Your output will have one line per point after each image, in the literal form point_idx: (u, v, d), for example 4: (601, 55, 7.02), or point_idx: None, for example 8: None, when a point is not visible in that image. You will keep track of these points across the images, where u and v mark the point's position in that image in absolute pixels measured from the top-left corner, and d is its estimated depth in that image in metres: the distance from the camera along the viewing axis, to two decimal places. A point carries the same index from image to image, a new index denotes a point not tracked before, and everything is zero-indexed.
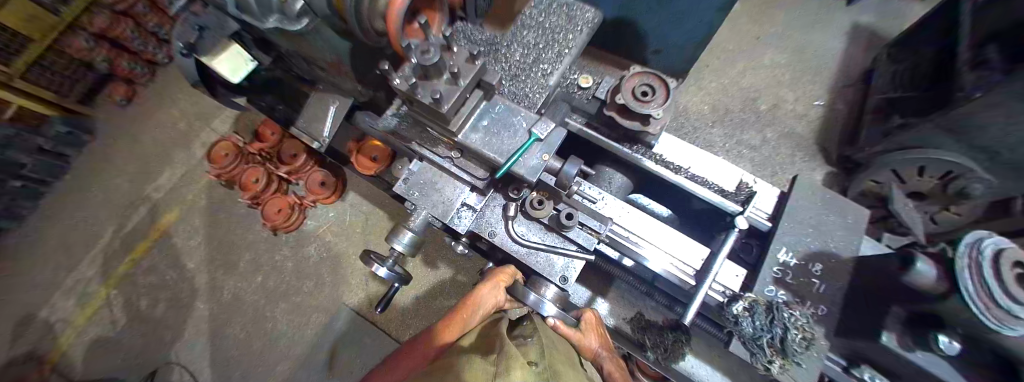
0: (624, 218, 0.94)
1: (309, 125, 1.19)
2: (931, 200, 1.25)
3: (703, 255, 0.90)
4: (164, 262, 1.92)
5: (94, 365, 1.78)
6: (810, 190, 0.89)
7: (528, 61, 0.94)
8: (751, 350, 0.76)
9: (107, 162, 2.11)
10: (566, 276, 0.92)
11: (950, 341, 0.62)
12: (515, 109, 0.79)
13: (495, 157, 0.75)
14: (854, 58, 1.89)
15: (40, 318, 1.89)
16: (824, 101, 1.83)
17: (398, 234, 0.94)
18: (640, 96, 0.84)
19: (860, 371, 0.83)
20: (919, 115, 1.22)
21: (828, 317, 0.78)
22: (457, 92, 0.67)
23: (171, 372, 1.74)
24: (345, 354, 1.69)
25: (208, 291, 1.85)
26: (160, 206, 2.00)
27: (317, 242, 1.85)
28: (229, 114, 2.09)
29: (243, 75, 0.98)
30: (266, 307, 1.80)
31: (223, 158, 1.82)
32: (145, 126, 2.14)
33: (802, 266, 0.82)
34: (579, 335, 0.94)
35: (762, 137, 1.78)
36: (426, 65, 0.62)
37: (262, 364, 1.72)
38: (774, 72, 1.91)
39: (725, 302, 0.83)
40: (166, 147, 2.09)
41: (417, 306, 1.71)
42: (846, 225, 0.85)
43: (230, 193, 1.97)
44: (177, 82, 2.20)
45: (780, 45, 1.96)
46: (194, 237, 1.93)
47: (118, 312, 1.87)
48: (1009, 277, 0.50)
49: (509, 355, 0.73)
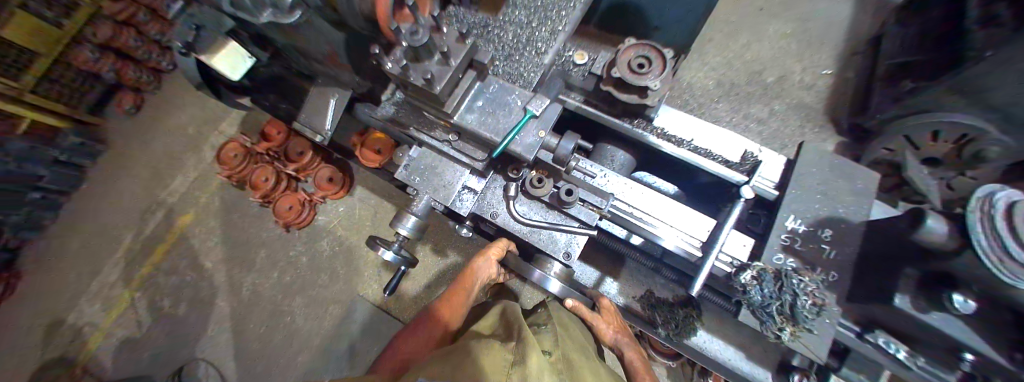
0: (626, 194, 0.92)
1: (310, 119, 1.20)
2: (945, 166, 1.21)
3: (709, 226, 0.89)
4: (184, 263, 1.98)
5: (124, 366, 1.86)
6: (815, 156, 0.87)
7: (521, 40, 0.92)
8: (761, 318, 0.76)
9: (120, 169, 2.16)
10: (570, 253, 0.90)
11: (965, 300, 0.60)
12: (509, 87, 0.77)
13: (492, 137, 0.74)
14: (862, 24, 1.82)
15: (68, 324, 1.97)
16: (832, 70, 1.77)
17: (402, 219, 0.92)
18: (636, 68, 0.82)
19: (874, 336, 0.81)
20: (929, 78, 1.18)
21: (839, 282, 0.77)
22: (450, 72, 0.67)
23: (197, 368, 1.81)
24: (363, 344, 1.74)
25: (228, 289, 1.90)
26: (175, 209, 2.06)
27: (329, 236, 1.89)
28: (236, 116, 2.12)
29: (242, 72, 1.01)
30: (284, 302, 1.85)
31: (233, 159, 1.87)
32: (154, 133, 2.18)
33: (810, 233, 0.81)
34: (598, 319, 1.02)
35: (771, 109, 1.74)
36: (416, 46, 0.61)
37: (284, 356, 1.78)
38: (779, 43, 1.85)
39: (733, 272, 0.82)
40: (176, 152, 2.13)
41: (429, 293, 1.73)
42: (855, 191, 0.83)
43: (241, 193, 2.01)
44: (182, 88, 2.23)
45: (784, 15, 1.90)
46: (211, 238, 1.98)
47: (141, 313, 1.94)
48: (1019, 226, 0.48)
49: (527, 342, 0.81)
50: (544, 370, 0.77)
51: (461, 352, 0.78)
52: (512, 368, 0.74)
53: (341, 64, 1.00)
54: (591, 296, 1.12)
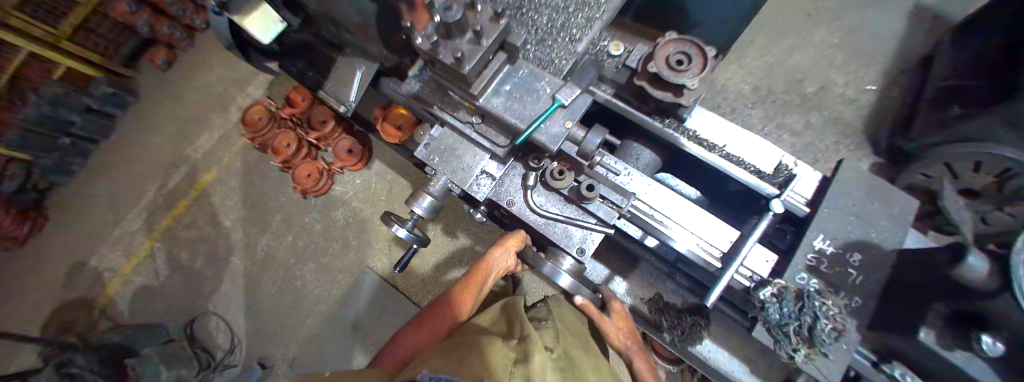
0: (649, 195, 0.89)
1: (337, 89, 1.20)
2: (983, 198, 1.08)
3: (731, 237, 0.85)
4: (203, 218, 2.04)
5: (142, 310, 1.96)
6: (855, 177, 0.81)
7: (556, 25, 0.88)
8: (775, 337, 0.74)
9: (150, 122, 2.23)
10: (584, 249, 0.89)
11: (995, 342, 0.56)
12: (539, 73, 0.74)
13: (517, 123, 0.71)
14: (919, 38, 1.70)
15: (91, 266, 2.08)
16: (878, 86, 1.67)
17: (417, 199, 0.92)
18: (674, 65, 0.78)
19: (890, 366, 0.77)
20: (982, 104, 1.10)
21: (863, 309, 0.74)
22: (480, 52, 0.64)
23: (210, 320, 1.90)
24: (367, 315, 1.78)
25: (243, 248, 1.96)
26: (199, 166, 2.12)
27: (343, 207, 1.92)
28: (262, 80, 2.14)
29: (272, 36, 1.00)
30: (296, 266, 1.90)
31: (257, 122, 1.91)
32: (184, 89, 2.23)
33: (839, 255, 0.77)
34: (598, 317, 1.02)
35: (806, 121, 1.66)
36: (449, 23, 0.59)
37: (292, 319, 1.85)
38: (824, 52, 1.75)
39: (752, 288, 0.79)
40: (203, 110, 2.18)
41: (436, 272, 1.76)
42: (892, 215, 0.78)
43: (261, 156, 2.05)
44: (213, 49, 2.25)
45: (834, 22, 1.79)
46: (230, 197, 2.04)
47: (162, 263, 2.03)
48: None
49: (529, 345, 0.79)
50: (547, 370, 0.75)
51: (469, 348, 0.76)
52: (516, 365, 0.74)
53: (370, 38, 1.02)
54: (603, 297, 1.08)
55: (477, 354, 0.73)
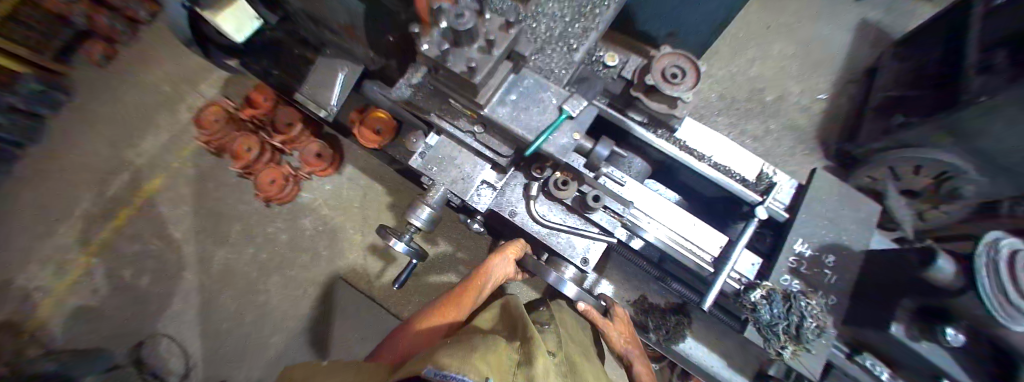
0: (647, 203, 0.90)
1: (315, 92, 1.14)
2: (922, 199, 1.29)
3: (720, 243, 0.89)
4: (149, 230, 1.83)
5: (76, 336, 1.72)
6: (828, 185, 0.89)
7: (553, 34, 0.87)
8: (765, 336, 0.78)
9: (82, 122, 1.96)
10: (587, 258, 0.90)
11: (957, 333, 0.65)
12: (544, 83, 0.73)
13: (524, 135, 0.70)
14: (861, 53, 1.89)
15: (12, 288, 1.79)
16: (828, 95, 1.84)
17: (417, 210, 0.86)
18: (670, 78, 0.79)
19: (863, 358, 0.84)
20: (921, 115, 1.25)
21: (838, 305, 0.81)
22: (491, 62, 0.61)
23: (160, 343, 1.71)
24: (342, 329, 1.69)
25: (197, 262, 1.79)
26: (143, 172, 1.89)
27: (311, 215, 1.80)
28: (219, 76, 1.96)
29: (245, 32, 0.93)
30: (260, 280, 1.76)
31: (213, 124, 1.75)
32: (123, 85, 1.99)
33: (816, 257, 0.84)
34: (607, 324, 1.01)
35: (766, 128, 1.80)
36: (459, 31, 0.56)
37: (258, 337, 1.71)
38: (782, 64, 1.90)
39: (742, 290, 0.83)
40: (147, 109, 1.95)
41: (416, 280, 1.71)
42: (860, 219, 0.87)
43: (218, 161, 1.88)
44: (159, 41, 2.03)
45: (790, 36, 1.95)
46: (181, 206, 1.84)
47: (99, 281, 1.79)
48: (1022, 278, 0.55)
49: (532, 346, 0.79)
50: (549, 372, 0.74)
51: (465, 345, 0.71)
52: (519, 366, 0.74)
53: (358, 37, 0.97)
54: (608, 304, 1.08)
55: (478, 350, 0.69)
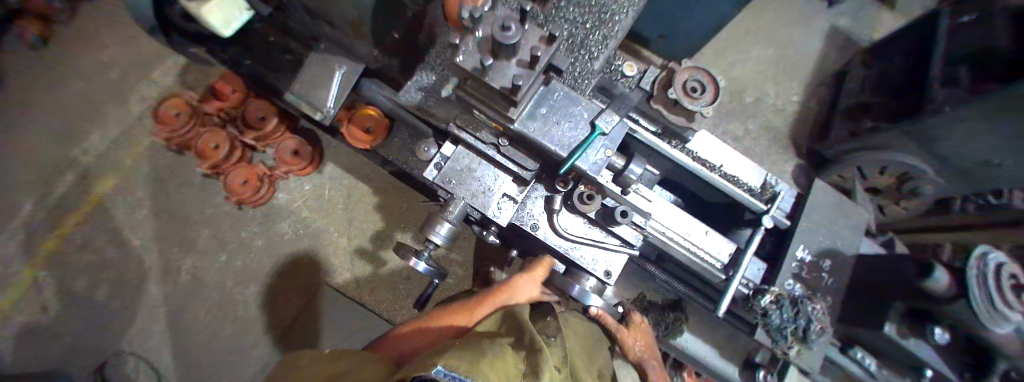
0: (665, 215, 0.93)
1: (306, 91, 1.03)
2: (885, 196, 1.40)
3: (730, 249, 0.93)
4: (101, 237, 1.63)
5: (22, 358, 1.53)
6: (823, 194, 0.96)
7: (574, 42, 0.80)
8: (773, 338, 0.84)
9: (11, 113, 1.71)
10: (609, 271, 0.92)
11: (944, 333, 0.73)
12: (575, 96, 0.70)
13: (558, 151, 0.69)
14: (831, 58, 2.02)
15: None
16: (801, 97, 1.93)
17: (435, 226, 0.82)
18: (690, 92, 0.90)
19: (855, 351, 0.92)
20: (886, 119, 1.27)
21: (836, 306, 0.88)
22: (532, 78, 0.56)
23: (124, 362, 1.55)
24: (329, 337, 1.60)
25: (161, 272, 1.63)
26: (88, 172, 1.67)
27: (290, 217, 1.69)
28: (176, 64, 1.76)
29: (234, 25, 0.84)
30: (235, 289, 1.63)
31: (174, 120, 1.56)
32: (59, 71, 1.74)
33: (816, 263, 0.89)
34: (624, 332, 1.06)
35: (746, 128, 1.89)
36: (503, 44, 0.49)
37: (236, 350, 1.59)
38: (761, 66, 2.00)
39: (751, 295, 0.87)
40: (91, 99, 1.72)
41: (409, 284, 1.66)
42: (851, 225, 0.94)
43: (178, 159, 1.69)
44: (102, 21, 1.80)
45: (767, 40, 2.04)
46: (138, 210, 1.66)
47: (47, 296, 1.58)
48: (999, 288, 0.64)
49: (540, 352, 0.73)
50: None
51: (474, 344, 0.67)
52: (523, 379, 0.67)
53: (362, 34, 0.92)
54: (625, 311, 1.14)
55: (479, 349, 0.64)
